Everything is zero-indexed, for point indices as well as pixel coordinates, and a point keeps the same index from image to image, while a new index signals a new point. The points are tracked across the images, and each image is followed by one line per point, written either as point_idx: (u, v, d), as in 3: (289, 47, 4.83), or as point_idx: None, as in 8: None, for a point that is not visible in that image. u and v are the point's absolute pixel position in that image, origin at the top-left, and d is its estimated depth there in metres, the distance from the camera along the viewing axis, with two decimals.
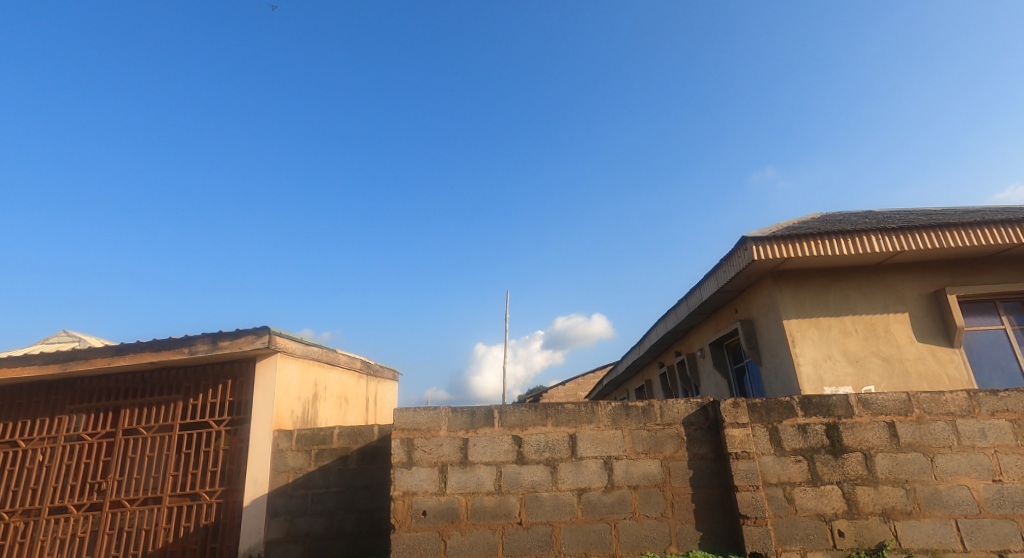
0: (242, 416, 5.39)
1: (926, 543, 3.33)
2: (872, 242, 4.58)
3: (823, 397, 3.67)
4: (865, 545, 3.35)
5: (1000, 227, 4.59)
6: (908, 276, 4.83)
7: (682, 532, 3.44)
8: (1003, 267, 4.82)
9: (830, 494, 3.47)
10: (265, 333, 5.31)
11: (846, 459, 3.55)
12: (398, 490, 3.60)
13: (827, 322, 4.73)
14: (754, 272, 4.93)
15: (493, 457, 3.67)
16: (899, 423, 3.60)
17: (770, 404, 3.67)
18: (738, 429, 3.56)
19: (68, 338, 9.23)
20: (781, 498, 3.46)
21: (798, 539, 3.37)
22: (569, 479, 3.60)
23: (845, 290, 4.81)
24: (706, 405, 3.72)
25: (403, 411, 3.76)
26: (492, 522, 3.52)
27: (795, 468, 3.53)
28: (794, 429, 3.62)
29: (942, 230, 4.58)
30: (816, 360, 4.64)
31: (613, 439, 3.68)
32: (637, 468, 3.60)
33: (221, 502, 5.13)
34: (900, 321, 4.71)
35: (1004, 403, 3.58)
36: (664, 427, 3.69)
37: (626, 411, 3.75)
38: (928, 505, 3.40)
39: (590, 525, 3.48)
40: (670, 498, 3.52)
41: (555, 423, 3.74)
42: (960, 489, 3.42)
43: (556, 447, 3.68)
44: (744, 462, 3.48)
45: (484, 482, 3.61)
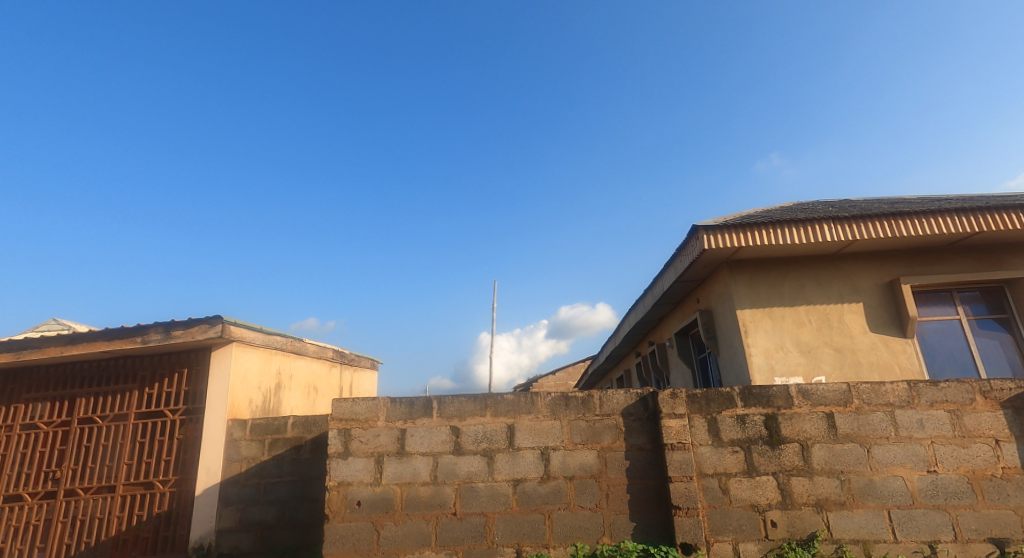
0: (197, 405, 5.37)
1: (858, 533, 3.31)
2: (825, 231, 4.52)
3: (763, 387, 3.66)
4: (797, 536, 3.34)
5: (953, 216, 4.54)
6: (864, 266, 4.78)
7: (616, 523, 3.43)
8: (961, 256, 4.75)
9: (765, 485, 3.46)
10: (218, 322, 5.26)
11: (783, 449, 3.53)
12: (333, 480, 3.58)
13: (780, 312, 4.70)
14: (708, 261, 4.89)
15: (430, 447, 3.64)
16: (838, 414, 3.58)
17: (710, 395, 3.66)
18: (675, 420, 3.54)
19: (58, 326, 9.24)
20: (716, 489, 3.45)
21: (730, 529, 3.36)
22: (505, 470, 3.58)
23: (800, 280, 4.77)
24: (645, 396, 3.69)
25: (341, 401, 3.73)
26: (426, 512, 3.49)
27: (731, 459, 3.52)
28: (732, 420, 3.60)
29: (895, 219, 4.53)
30: (767, 350, 4.61)
31: (551, 429, 3.66)
32: (574, 458, 3.59)
33: (174, 491, 5.12)
34: (854, 311, 4.66)
35: (944, 394, 3.54)
36: (603, 418, 3.67)
37: (566, 401, 3.72)
38: (862, 495, 3.38)
39: (524, 515, 3.47)
40: (606, 489, 3.51)
41: (494, 413, 3.71)
42: (895, 479, 3.40)
43: (494, 438, 3.66)
44: (679, 452, 3.45)
45: (420, 473, 3.58)
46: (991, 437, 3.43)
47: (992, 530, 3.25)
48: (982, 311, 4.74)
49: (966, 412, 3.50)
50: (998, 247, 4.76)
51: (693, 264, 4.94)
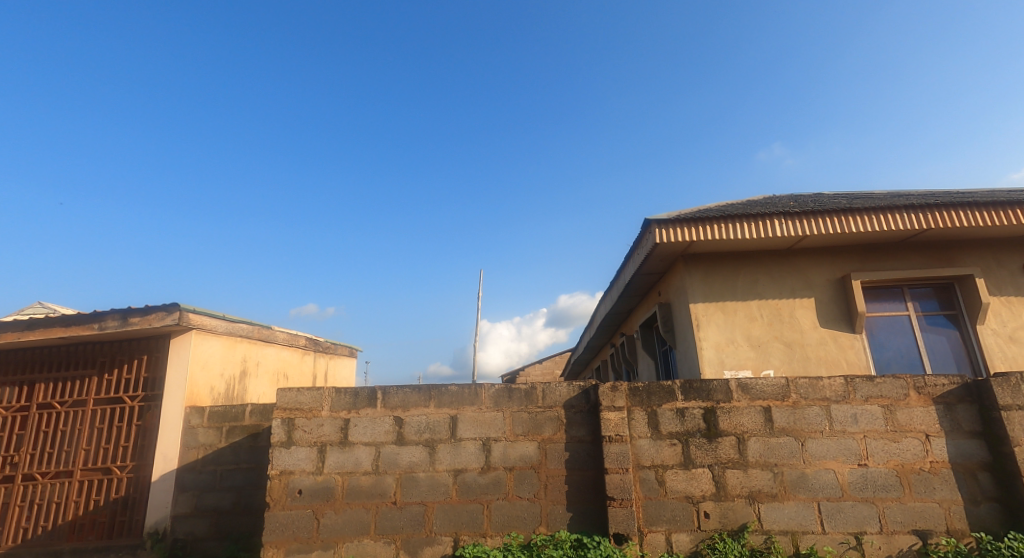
0: (156, 392, 5.38)
1: (787, 525, 3.38)
2: (777, 227, 4.54)
3: (703, 381, 3.71)
4: (728, 527, 3.41)
5: (903, 213, 4.56)
6: (816, 261, 4.81)
7: (553, 513, 3.48)
8: (913, 252, 4.77)
9: (700, 477, 3.52)
10: (175, 310, 5.26)
11: (719, 442, 3.59)
12: (275, 469, 3.60)
13: (733, 306, 4.74)
14: (663, 255, 4.91)
15: (373, 438, 3.67)
16: (775, 408, 3.63)
17: (652, 388, 3.71)
18: (614, 413, 3.58)
19: (43, 309, 9.21)
20: (653, 481, 3.52)
21: (664, 520, 3.44)
22: (446, 460, 3.62)
23: (753, 274, 4.80)
24: (588, 388, 3.73)
25: (286, 391, 3.75)
26: (367, 501, 3.53)
27: (669, 452, 3.58)
28: (672, 413, 3.66)
29: (847, 215, 4.54)
30: (718, 344, 4.67)
31: (493, 421, 3.70)
32: (515, 449, 3.63)
33: (131, 476, 5.14)
34: (805, 306, 4.71)
35: (879, 389, 3.60)
36: (545, 409, 3.71)
37: (509, 393, 3.76)
38: (794, 488, 3.45)
39: (463, 505, 3.51)
40: (544, 480, 3.56)
41: (437, 404, 3.74)
42: (826, 472, 3.46)
43: (436, 429, 3.69)
44: (616, 445, 3.50)
45: (362, 462, 3.61)
46: (921, 432, 3.48)
47: (917, 522, 3.31)
48: (932, 307, 4.78)
49: (899, 407, 3.56)
50: (951, 244, 4.78)
51: (648, 258, 4.97)
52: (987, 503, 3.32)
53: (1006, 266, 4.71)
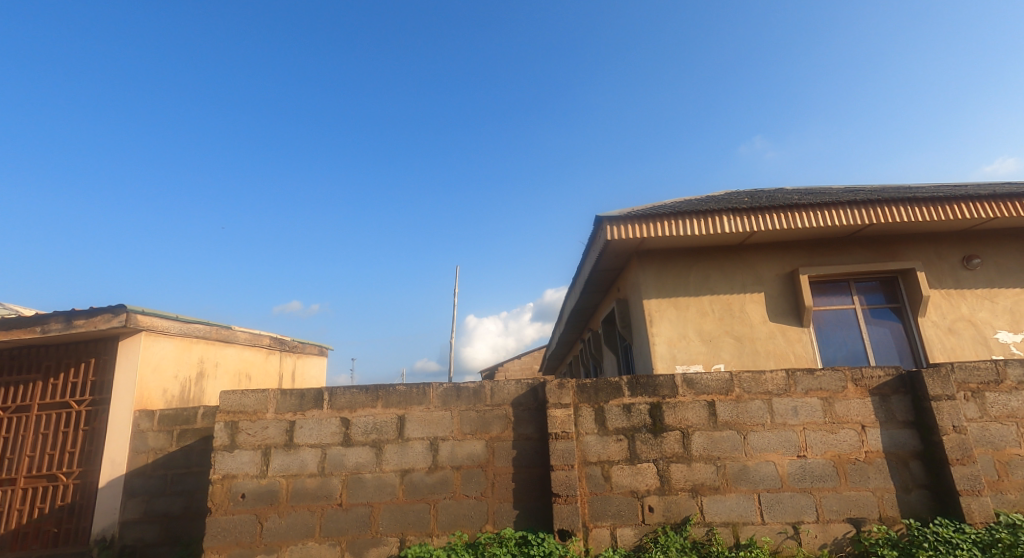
0: (103, 396, 5.24)
1: (728, 516, 3.45)
2: (726, 223, 4.60)
3: (650, 377, 3.75)
4: (671, 520, 3.46)
5: (848, 209, 4.65)
6: (766, 257, 4.88)
7: (499, 511, 3.49)
8: (859, 246, 4.88)
9: (645, 471, 3.56)
10: (122, 311, 5.15)
11: (664, 437, 3.63)
12: (217, 473, 3.54)
13: (685, 302, 4.80)
14: (617, 252, 4.95)
15: (319, 439, 3.63)
16: (718, 402, 3.69)
17: (599, 385, 3.75)
18: (561, 410, 3.60)
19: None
20: (599, 476, 3.56)
21: (609, 515, 3.48)
22: (393, 460, 3.60)
23: (705, 270, 4.87)
24: (536, 386, 3.74)
25: (230, 394, 3.68)
26: (311, 504, 3.49)
27: (615, 447, 3.62)
28: (619, 409, 3.70)
29: (793, 211, 4.62)
30: (670, 339, 4.72)
31: (441, 420, 3.70)
32: (462, 448, 3.63)
33: (77, 483, 5.01)
34: (755, 300, 4.79)
35: (818, 382, 3.68)
36: (493, 408, 3.72)
37: (457, 392, 3.76)
38: (735, 480, 3.52)
39: (409, 505, 3.50)
40: (491, 478, 3.57)
41: (385, 405, 3.72)
42: (767, 464, 3.54)
43: (383, 429, 3.67)
44: (562, 441, 3.52)
45: (307, 464, 3.57)
46: (857, 423, 3.58)
47: (851, 511, 3.41)
48: (878, 301, 4.90)
49: (837, 399, 3.65)
50: (895, 238, 4.89)
51: (603, 254, 5.00)
52: (918, 491, 3.42)
53: (947, 260, 4.84)
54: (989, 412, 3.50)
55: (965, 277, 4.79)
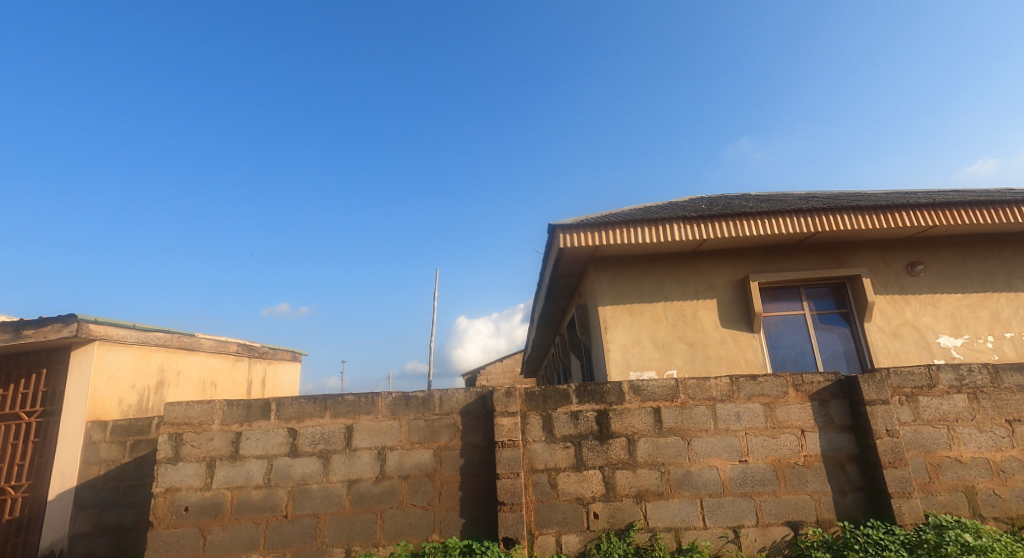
0: (54, 407, 5.17)
1: (671, 521, 3.50)
2: (677, 231, 4.67)
3: (597, 384, 3.80)
4: (615, 526, 3.51)
5: (795, 217, 4.75)
6: (719, 264, 4.97)
7: (446, 520, 3.51)
8: (809, 253, 4.99)
9: (591, 478, 3.61)
10: (74, 320, 5.08)
11: (610, 444, 3.68)
12: (160, 487, 3.51)
13: (639, 308, 4.87)
14: (573, 259, 5.01)
15: (265, 450, 3.61)
16: (664, 408, 3.75)
17: (548, 392, 3.79)
18: (508, 418, 3.62)
19: None
20: (545, 484, 3.60)
21: (554, 522, 3.52)
22: (340, 470, 3.60)
23: (659, 277, 4.94)
24: (484, 394, 3.77)
25: (175, 406, 3.65)
26: (256, 516, 3.47)
27: (562, 454, 3.66)
28: (566, 417, 3.74)
29: (743, 218, 4.70)
30: (625, 345, 4.79)
31: (389, 429, 3.70)
32: (410, 457, 3.64)
33: (27, 496, 4.96)
34: (708, 306, 4.86)
35: (761, 388, 3.76)
36: (441, 416, 3.73)
37: (406, 401, 3.77)
38: (679, 485, 3.58)
39: (356, 515, 3.50)
40: (438, 487, 3.58)
41: (333, 414, 3.72)
42: (709, 469, 3.61)
43: (331, 439, 3.67)
44: (509, 450, 3.55)
45: (252, 476, 3.55)
46: (797, 427, 3.67)
47: (789, 514, 3.49)
48: (827, 306, 5.01)
49: (778, 404, 3.74)
50: (844, 245, 5.01)
51: (559, 262, 5.05)
52: (853, 493, 3.51)
53: (892, 266, 4.97)
54: (922, 416, 3.60)
55: (909, 283, 4.93)
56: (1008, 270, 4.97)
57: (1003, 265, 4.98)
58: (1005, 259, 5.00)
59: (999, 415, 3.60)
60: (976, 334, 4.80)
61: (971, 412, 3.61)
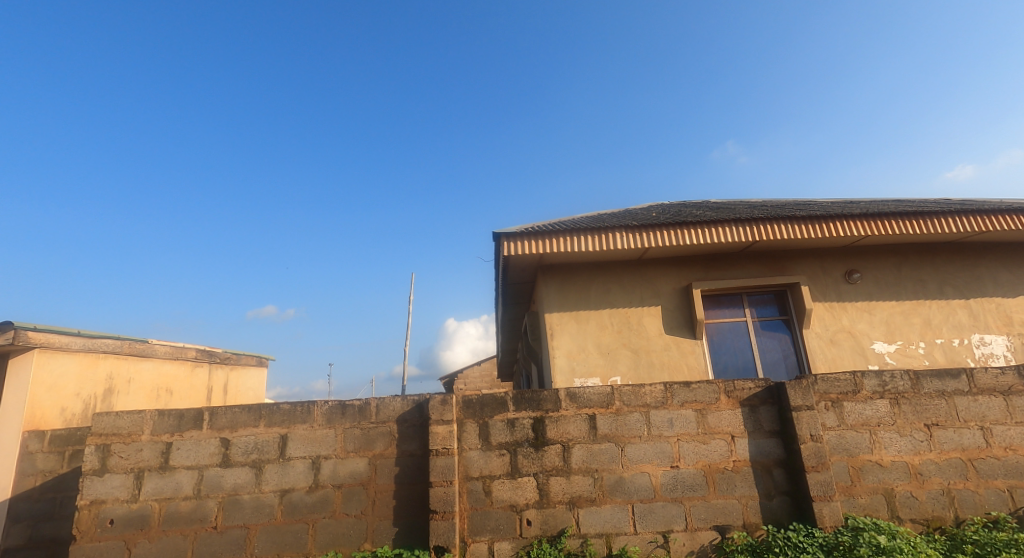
0: None
1: (603, 527, 3.55)
2: (619, 239, 4.75)
3: (534, 391, 3.84)
4: (548, 533, 3.55)
5: (735, 226, 4.86)
6: (664, 271, 5.06)
7: (378, 528, 3.51)
8: (751, 261, 5.10)
9: (525, 485, 3.64)
10: (10, 328, 5.27)
11: (546, 451, 3.72)
12: (85, 499, 3.47)
13: (585, 315, 4.93)
14: (521, 266, 5.06)
15: (196, 461, 3.58)
16: (599, 415, 3.80)
17: (485, 400, 3.83)
18: (443, 426, 3.63)
19: None
20: (480, 491, 3.62)
21: (487, 529, 3.54)
22: (273, 480, 3.57)
23: (606, 284, 5.01)
24: (421, 402, 3.78)
25: (103, 416, 3.60)
26: (184, 527, 3.44)
27: (497, 462, 3.69)
28: (502, 424, 3.77)
29: (684, 227, 4.79)
30: (570, 352, 4.84)
31: (324, 438, 3.69)
32: (344, 466, 3.63)
33: None
34: (652, 313, 4.94)
35: (694, 394, 3.84)
36: (377, 425, 3.73)
37: (342, 410, 3.76)
38: (611, 492, 3.63)
39: (287, 526, 3.48)
40: (372, 496, 3.58)
41: (267, 424, 3.69)
42: (642, 475, 3.67)
43: (264, 449, 3.64)
44: (443, 457, 3.56)
45: (182, 487, 3.51)
46: (728, 433, 3.75)
47: (717, 518, 3.57)
48: (769, 313, 5.13)
49: (711, 410, 3.81)
50: (784, 254, 5.14)
51: (507, 269, 5.09)
52: (779, 497, 3.61)
53: (831, 274, 5.12)
54: (846, 421, 3.72)
55: (846, 291, 5.07)
56: (940, 279, 5.15)
57: (935, 274, 5.15)
58: (938, 268, 5.18)
59: (919, 419, 3.73)
60: (909, 340, 4.96)
61: (892, 417, 3.74)
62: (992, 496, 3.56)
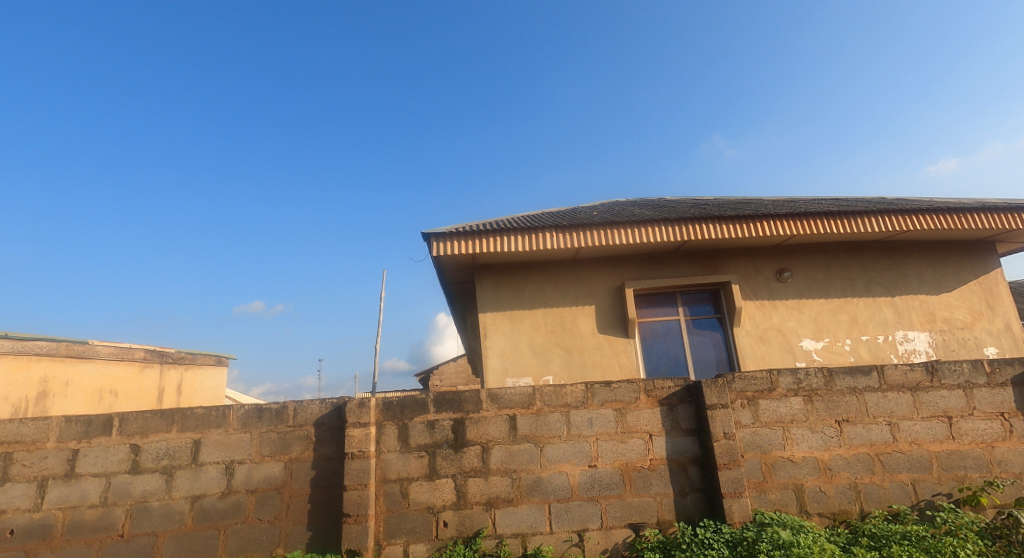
0: None
1: (518, 528, 3.57)
2: (551, 239, 4.75)
3: (455, 393, 3.83)
4: (464, 534, 3.56)
5: (667, 226, 4.88)
6: (599, 271, 5.09)
7: (291, 533, 3.48)
8: (684, 260, 5.16)
9: (443, 487, 3.64)
10: None
11: (465, 452, 3.72)
12: None
13: (519, 315, 4.93)
14: (456, 266, 5.04)
15: (104, 468, 3.50)
16: (519, 416, 3.80)
17: (406, 401, 3.81)
18: (359, 429, 3.61)
19: None
20: (397, 493, 3.61)
21: (403, 532, 3.54)
22: (184, 487, 3.51)
23: (540, 284, 5.02)
24: (340, 405, 3.74)
25: (5, 423, 3.49)
26: (89, 536, 3.38)
27: (415, 464, 3.68)
28: (422, 426, 3.75)
29: (616, 227, 4.80)
30: (503, 352, 4.85)
31: (239, 443, 3.63)
32: (258, 471, 3.58)
33: None
34: (586, 313, 4.97)
35: (614, 394, 3.86)
36: (294, 428, 3.68)
37: (259, 413, 3.70)
38: (529, 492, 3.65)
39: (197, 532, 3.44)
40: (287, 500, 3.54)
41: (180, 429, 3.61)
42: (560, 475, 3.69)
43: (176, 455, 3.57)
44: (358, 460, 3.55)
45: (88, 495, 3.45)
46: (646, 432, 3.79)
47: (632, 516, 3.62)
48: (703, 311, 5.19)
49: (630, 410, 3.84)
50: (718, 253, 5.20)
51: (443, 269, 5.08)
52: (693, 495, 3.67)
53: (762, 273, 5.20)
54: (761, 418, 3.79)
55: (777, 289, 5.16)
56: (868, 277, 5.26)
57: (863, 272, 5.27)
58: (866, 266, 5.30)
59: (830, 415, 3.82)
60: (836, 337, 5.08)
61: (805, 414, 3.82)
62: (896, 490, 3.68)
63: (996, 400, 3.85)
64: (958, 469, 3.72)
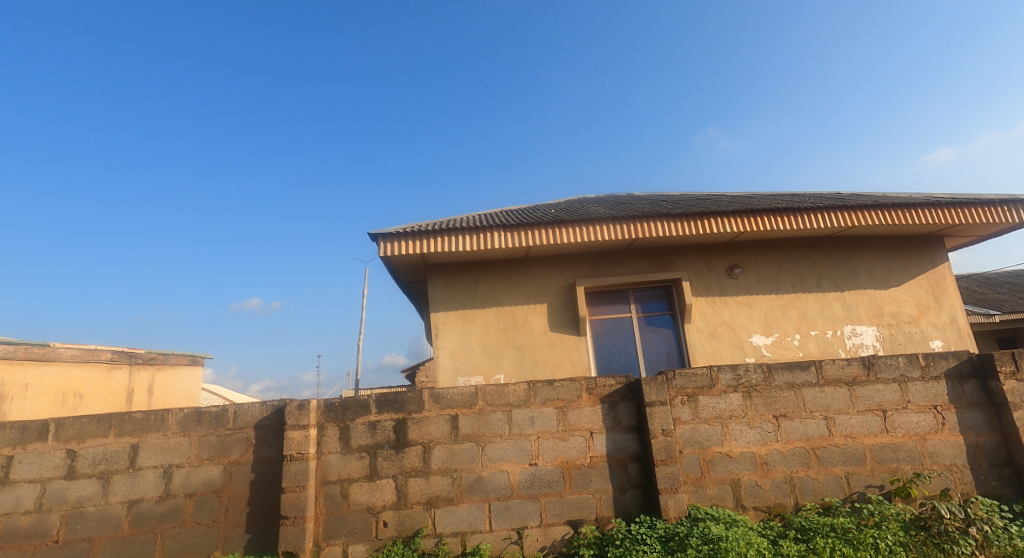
0: None
1: (458, 527, 3.60)
2: (500, 238, 4.76)
3: (397, 394, 3.83)
4: (403, 534, 3.59)
5: (616, 224, 4.89)
6: (551, 269, 5.11)
7: (229, 536, 3.49)
8: (636, 257, 5.19)
9: (383, 488, 3.66)
10: None
11: (406, 452, 3.73)
12: None
13: (471, 314, 4.96)
14: (409, 266, 5.04)
15: (39, 474, 3.49)
16: (461, 416, 3.82)
17: (348, 403, 3.80)
18: (298, 431, 3.61)
19: None
20: (337, 495, 3.63)
21: (343, 532, 3.56)
22: (121, 491, 3.51)
23: (492, 283, 5.04)
24: (280, 407, 3.73)
25: None
26: (24, 542, 3.40)
27: (356, 465, 3.69)
28: (364, 427, 3.75)
29: (565, 225, 4.81)
30: (455, 351, 4.89)
31: (178, 447, 3.61)
32: (197, 475, 3.58)
33: None
34: (538, 311, 5.00)
35: (556, 392, 3.88)
36: (234, 431, 3.67)
37: (198, 417, 3.67)
38: (469, 490, 3.68)
39: (134, 537, 3.44)
40: (225, 503, 3.55)
41: (117, 434, 3.59)
42: (500, 473, 3.72)
43: (113, 460, 3.55)
44: (297, 463, 3.55)
45: (22, 501, 3.45)
46: (587, 430, 3.82)
47: (571, 513, 3.66)
48: (656, 308, 5.24)
49: (572, 408, 3.87)
50: (671, 250, 5.24)
51: (396, 269, 5.08)
52: (632, 491, 3.72)
53: (714, 269, 5.25)
54: (700, 414, 3.83)
55: (728, 285, 5.22)
56: (818, 272, 5.33)
57: (814, 268, 5.34)
58: (817, 261, 5.36)
59: (768, 411, 3.87)
60: (785, 333, 5.15)
61: (744, 410, 3.86)
62: (830, 483, 3.75)
63: (930, 393, 3.91)
64: (890, 461, 3.80)
